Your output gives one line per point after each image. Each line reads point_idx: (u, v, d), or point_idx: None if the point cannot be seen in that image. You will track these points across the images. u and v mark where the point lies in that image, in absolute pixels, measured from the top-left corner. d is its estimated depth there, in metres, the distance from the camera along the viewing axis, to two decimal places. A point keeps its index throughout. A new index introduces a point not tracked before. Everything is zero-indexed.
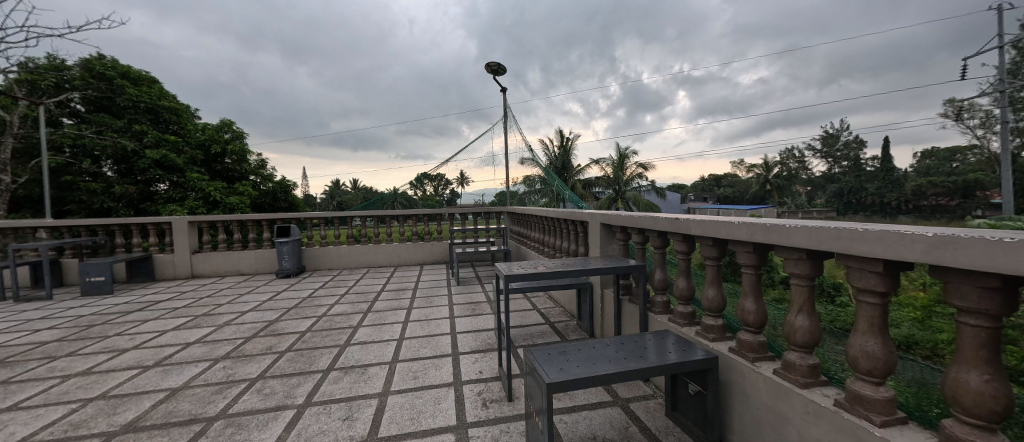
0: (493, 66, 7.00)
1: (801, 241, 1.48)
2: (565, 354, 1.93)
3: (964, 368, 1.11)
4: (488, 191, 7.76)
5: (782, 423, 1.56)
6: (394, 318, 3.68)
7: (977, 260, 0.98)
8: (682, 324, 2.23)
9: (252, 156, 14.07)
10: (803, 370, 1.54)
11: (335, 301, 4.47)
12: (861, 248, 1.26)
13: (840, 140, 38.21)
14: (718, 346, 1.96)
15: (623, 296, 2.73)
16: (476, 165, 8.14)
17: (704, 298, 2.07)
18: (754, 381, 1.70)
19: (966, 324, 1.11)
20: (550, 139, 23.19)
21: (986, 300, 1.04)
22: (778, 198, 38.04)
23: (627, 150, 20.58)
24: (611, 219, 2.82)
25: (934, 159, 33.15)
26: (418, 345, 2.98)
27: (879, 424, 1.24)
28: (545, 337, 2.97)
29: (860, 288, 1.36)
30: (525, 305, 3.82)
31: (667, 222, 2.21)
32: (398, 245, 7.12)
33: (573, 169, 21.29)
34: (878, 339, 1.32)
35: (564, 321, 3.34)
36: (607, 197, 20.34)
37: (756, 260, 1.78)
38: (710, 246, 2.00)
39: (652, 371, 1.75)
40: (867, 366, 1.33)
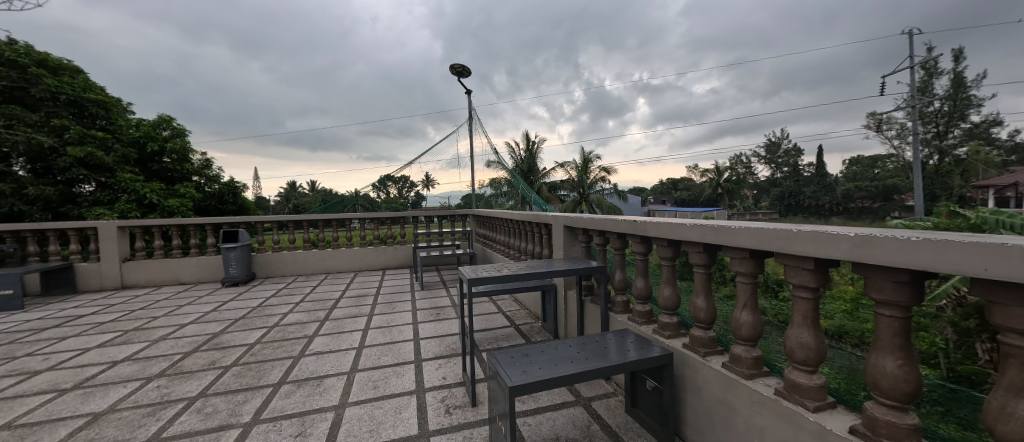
0: (458, 68, 6.94)
1: (745, 241, 1.57)
2: (529, 356, 1.94)
3: (881, 355, 1.23)
4: (454, 194, 7.72)
5: (731, 414, 1.65)
6: (354, 325, 3.53)
7: (891, 257, 1.09)
8: (641, 323, 2.30)
9: (195, 155, 13.02)
10: (749, 362, 1.64)
11: (289, 309, 4.22)
12: (796, 247, 1.37)
13: (782, 147, 41.51)
14: (673, 342, 2.05)
15: (585, 297, 2.78)
16: (442, 167, 8.02)
17: (660, 297, 2.16)
18: (706, 375, 1.79)
19: (882, 315, 1.23)
20: (516, 142, 23.37)
21: (898, 292, 1.16)
22: (729, 201, 40.63)
23: (591, 154, 21.17)
24: (574, 221, 2.87)
25: (860, 166, 36.87)
26: (379, 353, 2.88)
27: (812, 409, 1.35)
28: (509, 340, 2.97)
29: (795, 284, 1.47)
30: (491, 309, 3.80)
31: (626, 224, 2.29)
32: (359, 250, 6.86)
33: (538, 172, 21.58)
34: (811, 331, 1.45)
35: (528, 323, 3.36)
36: (571, 199, 20.80)
37: (706, 259, 1.88)
38: (665, 247, 2.10)
39: (613, 370, 1.80)
40: (802, 356, 1.44)
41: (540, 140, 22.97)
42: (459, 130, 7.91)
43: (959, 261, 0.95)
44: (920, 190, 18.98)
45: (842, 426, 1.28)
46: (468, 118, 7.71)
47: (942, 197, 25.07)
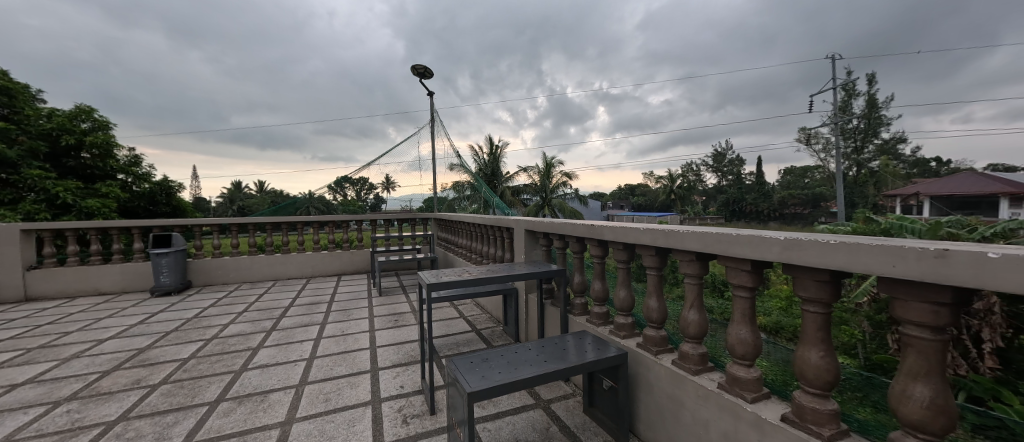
0: (420, 69, 6.82)
1: (691, 245, 1.68)
2: (488, 360, 1.93)
3: (807, 348, 1.35)
4: (415, 196, 7.55)
5: (679, 409, 1.74)
6: (304, 335, 3.34)
7: (814, 259, 1.21)
8: (598, 324, 2.37)
9: (121, 150, 11.74)
10: (696, 358, 1.74)
11: (230, 320, 3.90)
12: (735, 250, 1.48)
13: (727, 157, 44.78)
14: (628, 342, 2.12)
15: (546, 300, 2.82)
16: (403, 170, 7.81)
17: (616, 299, 2.23)
18: (657, 372, 1.87)
19: (809, 311, 1.35)
20: (480, 146, 23.30)
21: (821, 290, 1.29)
22: (681, 206, 43.07)
23: (553, 159, 21.53)
24: (535, 225, 2.91)
25: (794, 175, 40.64)
26: (331, 363, 2.74)
27: (750, 400, 1.46)
28: (470, 345, 2.94)
29: (735, 284, 1.58)
30: (451, 314, 3.74)
31: (584, 228, 2.35)
32: (312, 255, 6.51)
33: (502, 175, 21.68)
34: (748, 328, 1.57)
35: (490, 327, 3.34)
36: (534, 203, 21.09)
37: (658, 262, 1.97)
38: (620, 250, 2.18)
39: (572, 371, 1.83)
40: (741, 351, 1.56)
41: (504, 144, 23.09)
42: (421, 132, 7.76)
43: (869, 262, 1.08)
44: (842, 197, 21.26)
45: (775, 415, 1.39)
46: (430, 120, 7.58)
47: (860, 205, 28.18)
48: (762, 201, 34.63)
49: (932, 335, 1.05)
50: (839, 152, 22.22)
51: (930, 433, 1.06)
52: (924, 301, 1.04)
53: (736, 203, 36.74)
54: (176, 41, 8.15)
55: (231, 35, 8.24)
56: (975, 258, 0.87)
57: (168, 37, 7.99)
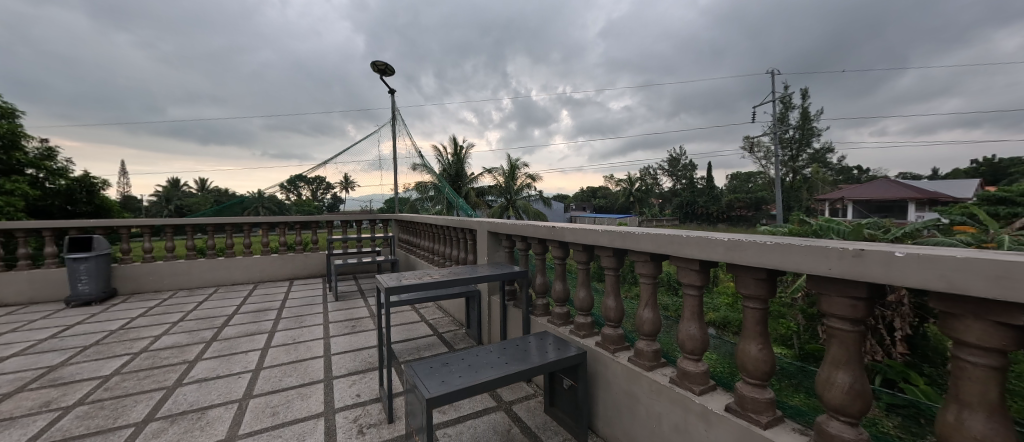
0: (381, 65, 6.60)
1: (645, 246, 1.75)
2: (448, 365, 1.89)
3: (748, 342, 1.45)
4: (376, 197, 7.28)
5: (635, 404, 1.81)
6: (250, 345, 3.11)
7: (752, 258, 1.31)
8: (559, 324, 2.41)
9: (31, 141, 10.35)
10: (650, 355, 1.82)
11: (163, 330, 3.55)
12: (684, 251, 1.57)
13: (681, 162, 47.42)
14: (587, 342, 2.18)
15: (508, 301, 2.83)
16: (363, 169, 7.51)
17: (576, 299, 2.28)
18: (614, 369, 1.94)
19: (749, 307, 1.45)
20: (444, 146, 22.96)
21: (759, 287, 1.39)
22: (639, 209, 44.99)
23: (518, 160, 21.59)
24: (498, 227, 2.91)
25: (740, 180, 43.75)
26: (280, 374, 2.57)
27: (698, 392, 1.54)
28: (432, 349, 2.88)
29: (685, 283, 1.67)
30: (412, 318, 3.65)
31: (546, 230, 2.38)
32: (260, 258, 6.09)
33: (466, 176, 21.51)
34: (696, 324, 1.66)
35: (452, 330, 3.29)
36: (499, 205, 21.09)
37: (616, 263, 2.04)
38: (580, 252, 2.23)
39: (533, 372, 1.85)
40: (690, 346, 1.64)
41: (469, 145, 22.89)
42: (382, 130, 7.49)
43: (799, 260, 1.18)
44: (780, 200, 23.27)
45: (720, 405, 1.48)
46: (392, 118, 7.34)
47: (796, 208, 30.89)
48: (712, 204, 36.98)
49: (850, 326, 1.17)
50: (778, 160, 24.21)
51: (849, 415, 1.18)
52: (845, 296, 1.15)
53: (689, 205, 38.97)
54: (101, 22, 7.27)
55: (169, 19, 7.50)
56: (886, 257, 0.97)
57: (90, 17, 7.09)
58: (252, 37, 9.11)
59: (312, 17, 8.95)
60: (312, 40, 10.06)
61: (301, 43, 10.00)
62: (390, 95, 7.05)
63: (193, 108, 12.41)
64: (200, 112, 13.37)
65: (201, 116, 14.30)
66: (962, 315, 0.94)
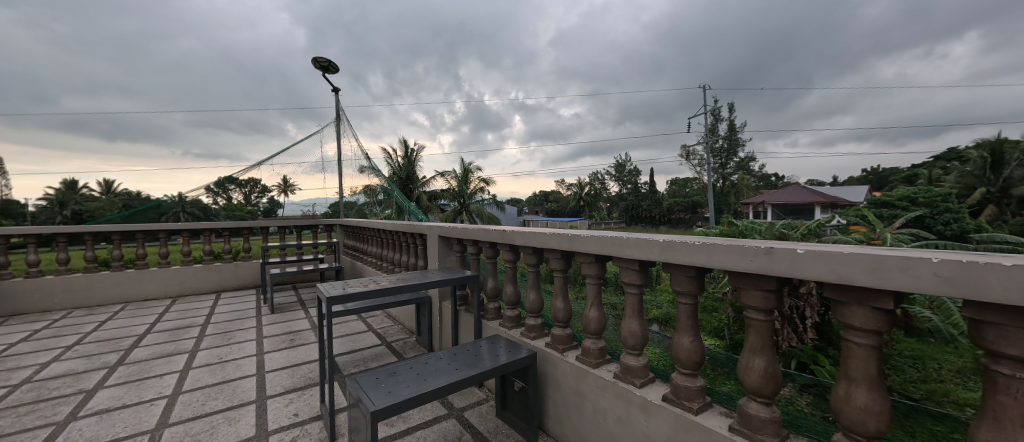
0: (323, 62, 6.24)
1: (590, 247, 1.83)
2: (395, 374, 1.82)
3: (682, 335, 1.57)
4: (320, 201, 6.88)
5: (582, 401, 1.87)
6: (167, 367, 2.77)
7: (683, 257, 1.41)
8: (510, 327, 2.43)
9: None
10: (595, 352, 1.89)
11: (52, 357, 3.04)
12: (625, 251, 1.66)
13: (627, 168, 50.18)
14: (538, 343, 2.21)
15: (460, 307, 2.80)
16: (303, 171, 7.02)
17: (527, 301, 2.31)
18: (562, 368, 1.99)
19: (683, 302, 1.56)
20: (394, 148, 22.29)
21: (689, 284, 1.51)
22: (589, 212, 46.75)
23: (471, 164, 21.43)
24: (448, 231, 2.88)
25: (679, 185, 47.22)
26: (203, 397, 2.32)
27: (639, 385, 1.63)
28: (379, 359, 2.77)
29: (627, 282, 1.77)
30: (359, 328, 3.47)
31: (497, 234, 2.39)
32: (181, 270, 5.46)
33: (417, 180, 21.02)
34: (637, 320, 1.76)
35: (402, 339, 3.19)
36: (451, 209, 20.75)
37: (563, 264, 2.10)
38: (530, 254, 2.26)
39: (484, 376, 1.84)
40: (632, 342, 1.74)
41: (420, 148, 22.43)
42: (325, 130, 7.06)
43: (721, 258, 1.30)
44: (712, 204, 25.36)
45: (658, 396, 1.58)
46: (335, 118, 6.95)
47: (727, 211, 33.93)
48: (655, 207, 39.50)
49: (763, 316, 1.32)
50: (710, 167, 26.44)
51: (764, 396, 1.31)
52: (759, 289, 1.28)
53: (634, 209, 41.31)
54: None
55: None
56: (791, 253, 1.10)
57: None
58: (172, 24, 8.19)
59: (245, 5, 8.26)
60: (244, 31, 9.30)
61: (231, 34, 9.20)
62: (334, 94, 6.68)
63: (96, 100, 10.85)
64: (105, 104, 11.71)
65: (105, 108, 12.53)
66: (848, 303, 1.09)
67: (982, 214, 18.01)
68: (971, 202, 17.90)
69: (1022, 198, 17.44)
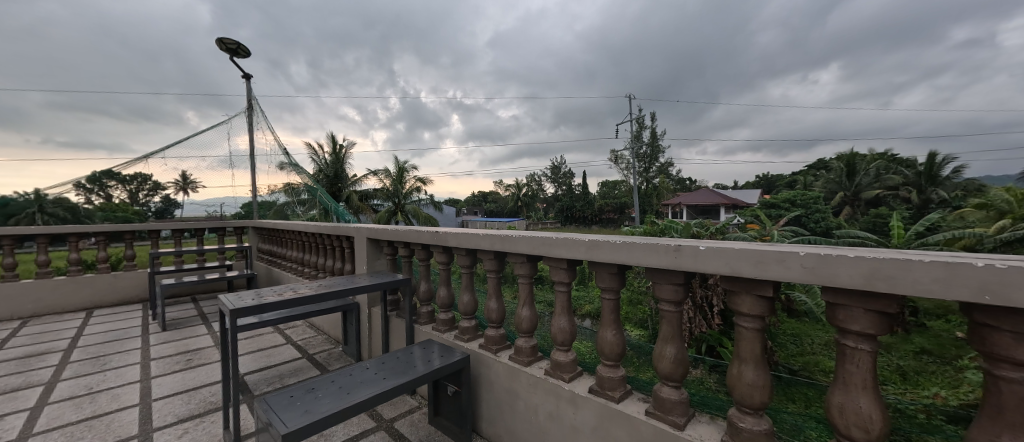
0: (231, 44, 5.54)
1: (521, 248, 1.85)
2: (314, 390, 1.66)
3: (607, 329, 1.66)
4: (228, 200, 6.13)
5: (515, 400, 1.90)
6: (10, 405, 2.23)
7: (607, 256, 1.49)
8: (443, 331, 2.38)
9: None
10: (527, 351, 1.92)
11: None
12: (555, 251, 1.71)
13: (563, 170, 52.41)
14: (471, 345, 2.19)
15: (391, 312, 2.66)
16: (209, 166, 6.14)
17: (460, 303, 2.27)
18: (495, 369, 2.00)
19: (607, 298, 1.66)
20: (320, 144, 20.70)
21: (612, 280, 1.61)
22: (527, 213, 47.87)
23: (406, 162, 20.62)
24: (378, 233, 2.73)
25: (609, 187, 50.45)
26: (64, 439, 1.91)
27: (567, 380, 1.70)
28: (299, 374, 2.53)
29: (557, 280, 1.82)
30: (275, 341, 3.14)
31: (429, 235, 2.33)
32: (37, 284, 4.47)
33: (346, 178, 19.73)
34: (566, 318, 1.83)
35: (326, 350, 2.95)
36: (386, 209, 19.77)
37: (496, 265, 2.10)
38: (463, 256, 2.23)
39: (415, 383, 1.78)
40: (562, 338, 1.79)
41: (350, 144, 21.08)
42: (234, 120, 6.29)
43: (640, 256, 1.40)
44: (637, 205, 27.49)
45: (585, 389, 1.65)
46: (247, 107, 6.23)
47: (650, 211, 36.97)
48: (588, 208, 41.72)
49: (674, 307, 1.44)
50: (635, 171, 28.69)
51: (675, 380, 1.43)
52: (669, 283, 1.41)
53: (569, 209, 43.23)
54: None
55: None
56: (695, 251, 1.22)
57: None
58: None
59: None
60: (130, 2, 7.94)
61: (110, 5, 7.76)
62: (245, 81, 5.98)
63: None
64: None
65: None
66: (739, 291, 1.24)
67: (841, 213, 22.11)
68: (834, 203, 21.75)
69: (866, 201, 21.74)
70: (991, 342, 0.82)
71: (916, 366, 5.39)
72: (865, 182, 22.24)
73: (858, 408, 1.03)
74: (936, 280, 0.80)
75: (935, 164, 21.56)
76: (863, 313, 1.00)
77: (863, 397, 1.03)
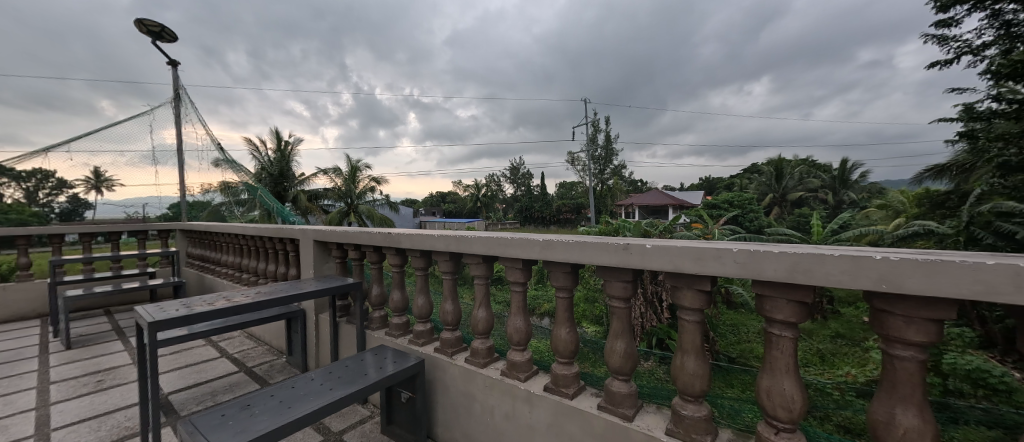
0: (154, 26, 4.98)
1: (477, 248, 1.84)
2: (250, 407, 1.53)
3: (561, 327, 1.69)
4: (152, 201, 5.48)
5: (471, 402, 1.87)
6: None
7: (561, 255, 1.51)
8: (397, 335, 2.29)
9: None
10: (484, 352, 1.91)
11: None
12: (510, 250, 1.71)
13: (522, 171, 52.99)
14: (426, 349, 2.13)
15: (340, 318, 2.53)
16: (128, 162, 5.48)
17: (415, 307, 2.20)
18: (451, 372, 1.96)
19: (562, 297, 1.69)
20: (263, 140, 19.29)
21: (566, 279, 1.64)
22: (486, 213, 47.80)
23: (359, 161, 19.79)
24: (326, 235, 2.58)
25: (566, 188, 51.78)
26: None
27: (523, 379, 1.71)
28: (236, 389, 2.33)
29: (513, 280, 1.83)
30: (208, 355, 2.86)
31: (381, 237, 2.24)
32: None
33: (293, 177, 18.53)
34: (522, 318, 1.83)
35: (267, 361, 2.74)
36: (338, 210, 18.84)
37: (452, 266, 2.06)
38: (418, 257, 2.17)
39: (366, 391, 1.69)
40: (517, 338, 1.80)
41: (297, 141, 19.86)
42: (156, 111, 5.66)
43: (591, 254, 1.44)
44: (593, 205, 28.48)
45: (540, 387, 1.67)
46: (173, 98, 5.64)
47: (606, 211, 38.42)
48: (546, 208, 42.51)
49: (623, 304, 1.50)
50: (591, 173, 29.69)
51: (624, 374, 1.49)
52: (619, 281, 1.46)
53: (528, 210, 43.75)
54: None
55: None
56: (642, 249, 1.28)
57: None
58: None
59: None
60: None
61: None
62: (171, 68, 5.41)
63: None
64: None
65: None
66: (680, 286, 1.31)
67: (771, 213, 24.39)
68: (765, 204, 23.94)
69: (792, 202, 24.15)
70: (887, 326, 0.93)
71: (832, 349, 6.07)
72: (791, 185, 24.70)
73: (782, 390, 1.13)
74: (843, 271, 0.90)
75: (847, 169, 24.46)
76: (786, 303, 1.10)
77: (787, 380, 1.13)
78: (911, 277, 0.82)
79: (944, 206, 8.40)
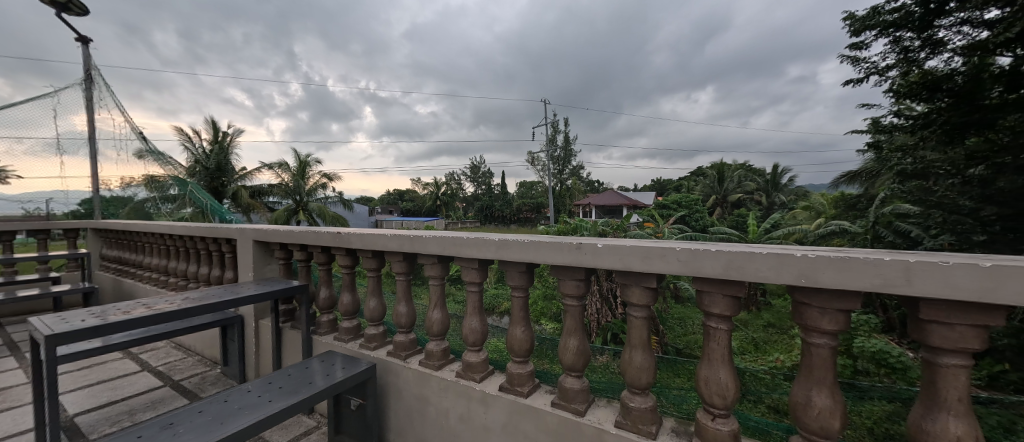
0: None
1: (432, 248, 1.79)
2: (174, 426, 1.38)
3: (516, 326, 1.70)
4: (58, 196, 4.91)
5: (425, 405, 1.83)
6: None
7: (517, 254, 1.51)
8: (347, 340, 2.19)
9: None
10: (438, 354, 1.87)
11: None
12: (465, 250, 1.68)
13: (483, 170, 52.81)
14: (379, 353, 2.05)
15: (284, 324, 2.36)
16: (29, 151, 4.75)
17: (367, 310, 2.11)
18: (404, 375, 1.90)
19: (517, 296, 1.69)
20: (198, 131, 17.62)
21: (522, 278, 1.64)
22: (446, 212, 47.07)
23: (309, 156, 18.68)
24: (267, 235, 2.40)
25: (527, 187, 52.32)
26: None
27: (478, 380, 1.69)
28: (160, 405, 2.10)
29: (469, 280, 1.80)
30: (126, 369, 2.55)
31: (329, 237, 2.12)
32: None
33: (232, 172, 17.10)
34: (478, 318, 1.81)
35: (199, 373, 2.50)
36: (285, 207, 17.68)
37: (406, 267, 2.00)
38: (370, 258, 2.08)
39: (311, 400, 1.60)
40: (473, 338, 1.78)
41: (238, 133, 18.34)
42: (62, 94, 4.94)
43: (545, 254, 1.45)
44: (552, 204, 29.06)
45: (496, 387, 1.66)
46: (84, 79, 4.97)
47: (565, 211, 39.34)
48: (507, 207, 42.73)
49: (576, 301, 1.53)
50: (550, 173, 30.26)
51: (577, 369, 1.52)
52: (572, 279, 1.49)
53: (489, 209, 43.71)
54: None
55: None
56: (593, 248, 1.32)
57: None
58: None
59: None
60: None
61: None
62: (81, 46, 4.77)
63: None
64: None
65: None
66: (629, 284, 1.36)
67: (713, 213, 26.28)
68: (709, 205, 25.72)
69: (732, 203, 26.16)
70: (805, 316, 1.03)
71: (764, 337, 6.65)
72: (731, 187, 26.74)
73: (718, 378, 1.21)
74: (769, 267, 0.98)
75: (779, 174, 26.89)
76: (722, 298, 1.18)
77: (722, 369, 1.21)
78: (824, 272, 0.90)
79: (856, 207, 9.50)
